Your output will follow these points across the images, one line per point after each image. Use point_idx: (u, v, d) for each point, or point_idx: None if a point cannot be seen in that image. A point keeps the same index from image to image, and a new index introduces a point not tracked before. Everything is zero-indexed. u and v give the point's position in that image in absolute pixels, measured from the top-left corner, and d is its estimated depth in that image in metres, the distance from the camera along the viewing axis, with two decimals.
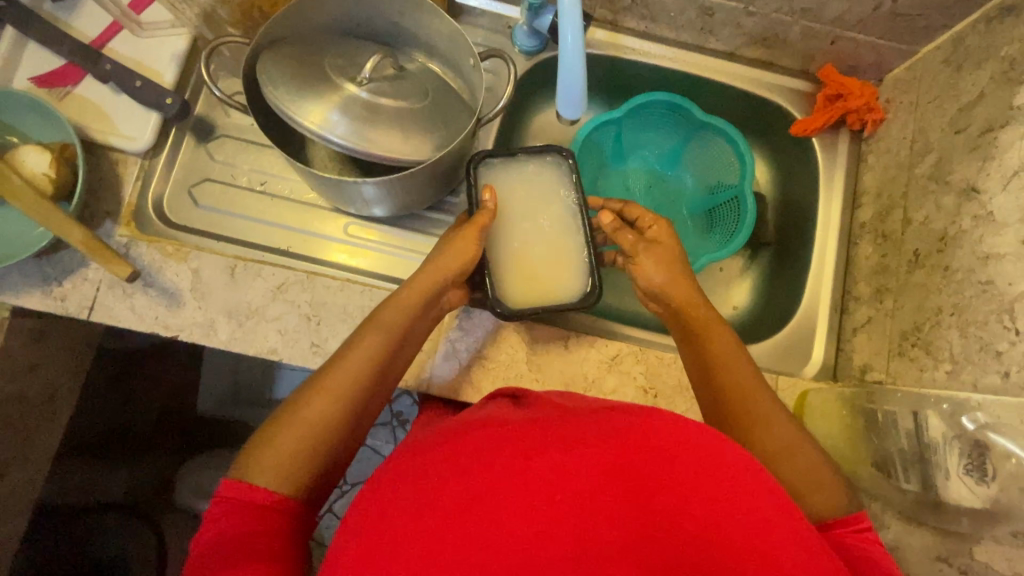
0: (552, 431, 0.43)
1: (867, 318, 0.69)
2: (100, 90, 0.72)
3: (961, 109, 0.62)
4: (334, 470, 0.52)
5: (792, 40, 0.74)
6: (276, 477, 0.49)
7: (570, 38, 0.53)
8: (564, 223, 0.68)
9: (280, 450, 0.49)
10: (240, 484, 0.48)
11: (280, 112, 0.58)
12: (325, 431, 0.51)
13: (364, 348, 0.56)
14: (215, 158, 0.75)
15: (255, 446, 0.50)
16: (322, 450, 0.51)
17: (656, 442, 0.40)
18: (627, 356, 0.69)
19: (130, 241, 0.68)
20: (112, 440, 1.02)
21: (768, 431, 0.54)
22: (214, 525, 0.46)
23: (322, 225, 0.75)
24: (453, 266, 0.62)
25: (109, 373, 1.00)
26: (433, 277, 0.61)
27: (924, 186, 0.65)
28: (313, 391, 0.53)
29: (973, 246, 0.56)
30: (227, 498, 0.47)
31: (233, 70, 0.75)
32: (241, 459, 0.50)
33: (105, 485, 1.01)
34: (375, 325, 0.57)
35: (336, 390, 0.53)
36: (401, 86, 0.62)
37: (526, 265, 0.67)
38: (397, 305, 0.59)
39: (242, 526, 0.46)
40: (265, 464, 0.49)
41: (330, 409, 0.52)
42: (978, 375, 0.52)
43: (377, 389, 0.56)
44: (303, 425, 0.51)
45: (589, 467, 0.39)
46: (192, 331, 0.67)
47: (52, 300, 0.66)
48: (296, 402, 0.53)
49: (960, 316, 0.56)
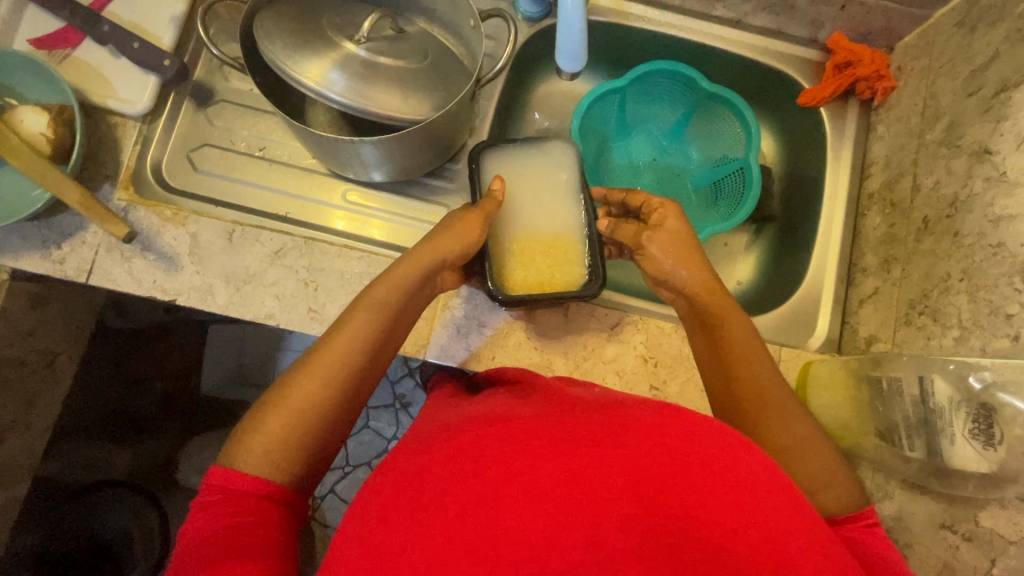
0: (560, 428, 0.41)
1: (873, 289, 0.68)
2: (99, 54, 0.71)
3: (974, 71, 0.60)
4: (333, 430, 0.52)
5: (801, 5, 0.72)
6: (268, 462, 0.48)
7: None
8: (569, 218, 0.68)
9: (271, 435, 0.49)
10: (236, 472, 0.47)
11: (279, 68, 0.58)
12: (316, 413, 0.50)
13: (356, 325, 0.54)
14: (215, 124, 0.74)
15: (245, 432, 0.50)
16: (313, 435, 0.50)
17: (668, 443, 0.38)
18: (628, 325, 0.69)
19: (129, 205, 0.67)
20: (115, 422, 1.02)
21: (774, 411, 0.53)
22: (209, 512, 0.46)
23: (322, 192, 0.74)
24: (452, 247, 0.60)
25: (114, 349, 1.01)
26: (433, 253, 0.59)
27: (935, 152, 0.63)
28: (304, 369, 0.52)
29: (984, 209, 0.55)
30: (220, 486, 0.47)
31: (232, 34, 0.75)
32: (232, 444, 0.50)
33: (110, 462, 1.02)
34: (368, 303, 0.55)
35: (326, 370, 0.52)
36: (401, 47, 0.60)
37: (529, 258, 0.67)
38: (390, 283, 0.57)
39: (238, 515, 0.45)
40: (256, 448, 0.48)
41: (319, 388, 0.51)
42: (987, 340, 0.51)
43: (377, 352, 0.55)
44: (293, 408, 0.50)
45: (599, 471, 0.37)
46: (190, 296, 0.67)
47: (51, 262, 0.66)
48: (286, 382, 0.52)
49: (970, 281, 0.54)
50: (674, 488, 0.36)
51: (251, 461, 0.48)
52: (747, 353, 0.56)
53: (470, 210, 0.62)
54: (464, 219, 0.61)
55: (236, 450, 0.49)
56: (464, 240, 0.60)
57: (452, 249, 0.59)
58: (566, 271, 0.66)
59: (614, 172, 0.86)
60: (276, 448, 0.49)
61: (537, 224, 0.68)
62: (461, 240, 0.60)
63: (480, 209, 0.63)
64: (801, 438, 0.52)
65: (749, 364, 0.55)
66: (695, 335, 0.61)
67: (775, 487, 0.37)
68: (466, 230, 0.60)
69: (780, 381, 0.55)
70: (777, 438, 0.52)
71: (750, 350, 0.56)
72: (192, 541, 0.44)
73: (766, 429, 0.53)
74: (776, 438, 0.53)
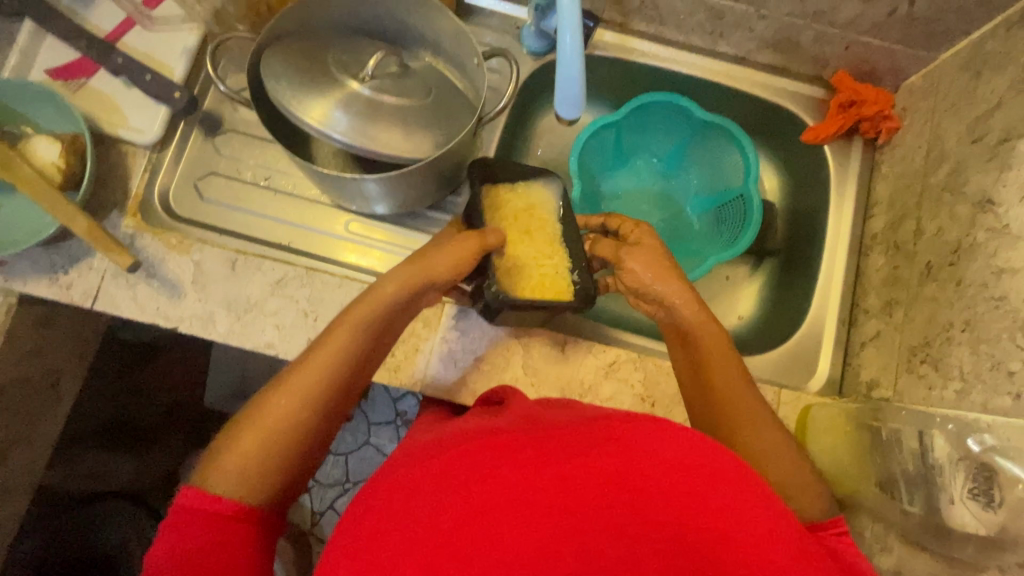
0: (548, 438, 0.41)
1: (876, 332, 0.67)
2: (112, 84, 0.73)
3: (978, 117, 0.60)
4: (307, 450, 0.52)
5: (805, 43, 0.72)
6: (240, 482, 0.48)
7: (570, 39, 0.50)
8: (555, 236, 0.68)
9: (244, 456, 0.49)
10: (200, 493, 0.47)
11: (284, 108, 0.58)
12: (289, 433, 0.50)
13: (336, 346, 0.54)
14: (222, 153, 0.75)
15: (217, 452, 0.49)
16: (288, 454, 0.50)
17: (665, 456, 0.38)
18: (626, 363, 0.68)
19: (135, 233, 0.69)
20: (118, 430, 1.03)
21: (753, 431, 0.53)
22: (172, 532, 0.46)
23: (322, 222, 0.74)
24: (444, 272, 0.59)
25: (120, 363, 1.02)
26: (421, 270, 0.58)
27: (938, 197, 0.63)
28: (283, 391, 0.51)
29: (987, 259, 0.54)
30: (187, 507, 0.46)
31: (242, 66, 0.76)
32: (201, 463, 0.50)
33: (112, 472, 1.03)
34: (348, 325, 0.55)
35: (299, 389, 0.51)
36: (404, 83, 0.62)
37: (517, 270, 0.65)
38: (373, 302, 0.56)
39: (208, 535, 0.45)
40: (230, 471, 0.48)
41: (297, 412, 0.51)
42: (988, 396, 0.50)
43: (353, 384, 0.55)
44: (265, 428, 0.50)
45: (587, 480, 0.37)
46: (192, 323, 0.68)
47: (58, 287, 0.67)
48: (259, 403, 0.51)
49: (972, 332, 0.53)
50: (672, 499, 0.36)
51: (223, 479, 0.48)
52: (726, 371, 0.56)
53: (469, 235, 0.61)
54: (459, 242, 0.60)
55: (209, 468, 0.49)
56: (458, 265, 0.60)
57: (443, 275, 0.59)
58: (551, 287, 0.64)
59: (614, 203, 0.86)
60: (248, 466, 0.49)
61: (524, 236, 0.67)
62: (453, 261, 0.59)
63: (481, 234, 0.62)
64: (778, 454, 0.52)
65: (728, 380, 0.56)
66: (676, 352, 0.62)
67: (763, 496, 0.37)
68: (455, 254, 0.59)
69: (757, 398, 0.55)
70: (758, 458, 0.52)
71: (725, 365, 0.56)
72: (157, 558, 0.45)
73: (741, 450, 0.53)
74: (754, 451, 0.52)
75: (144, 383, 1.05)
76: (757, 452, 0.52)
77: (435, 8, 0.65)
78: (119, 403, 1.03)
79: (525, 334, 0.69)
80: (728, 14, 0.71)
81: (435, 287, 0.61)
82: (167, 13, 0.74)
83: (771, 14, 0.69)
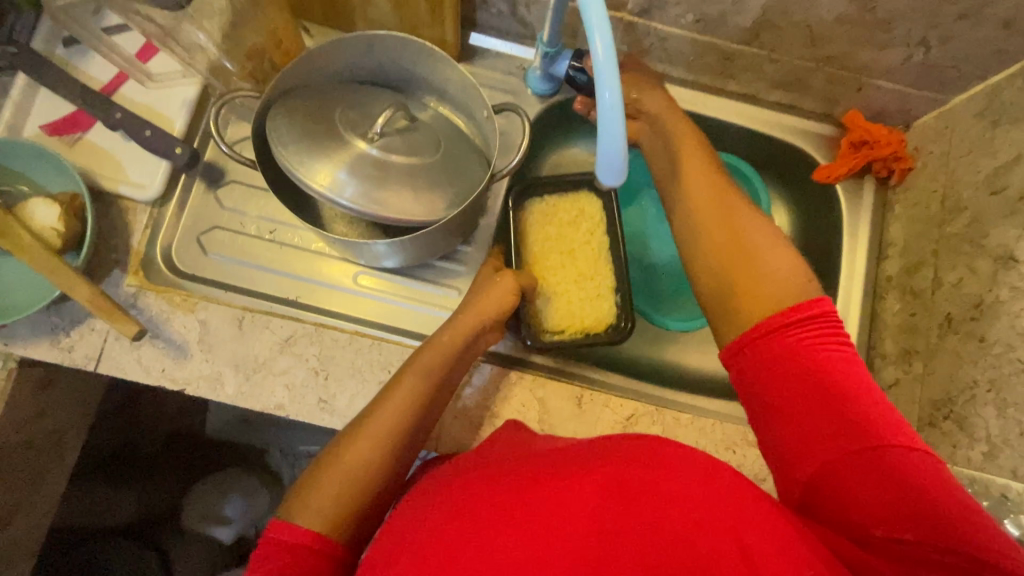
0: (581, 458, 0.46)
1: (894, 380, 0.66)
2: (111, 138, 0.71)
3: (997, 168, 0.60)
4: (381, 497, 0.52)
5: (817, 85, 0.71)
6: (325, 519, 0.49)
7: (609, 94, 0.43)
8: (598, 257, 0.77)
9: (330, 496, 0.49)
10: (289, 524, 0.48)
11: (289, 172, 0.57)
12: (366, 478, 0.51)
13: (407, 389, 0.56)
14: (224, 205, 0.73)
15: (301, 489, 0.50)
16: (366, 498, 0.51)
17: (637, 459, 0.44)
18: (643, 417, 0.67)
19: (138, 292, 0.67)
20: (122, 462, 0.97)
21: (760, 260, 0.53)
22: (265, 564, 0.46)
23: (330, 274, 0.73)
24: (492, 310, 0.64)
25: (114, 402, 0.95)
26: (476, 318, 0.62)
27: (956, 246, 0.62)
28: (362, 435, 0.52)
29: (1011, 318, 0.53)
30: (275, 539, 0.47)
31: (243, 115, 0.74)
32: (286, 500, 0.50)
33: (112, 512, 0.94)
34: (418, 369, 0.57)
35: (376, 435, 0.53)
36: (412, 140, 0.60)
37: (564, 295, 0.76)
38: (439, 348, 0.59)
39: (294, 567, 0.45)
40: (315, 508, 0.49)
41: (373, 454, 0.52)
42: (1017, 462, 0.49)
43: (419, 431, 0.56)
44: (345, 471, 0.50)
45: (612, 487, 0.42)
46: (199, 384, 0.66)
47: (59, 350, 0.65)
48: (339, 444, 0.52)
49: (998, 393, 0.53)
50: (651, 496, 0.41)
51: (307, 516, 0.48)
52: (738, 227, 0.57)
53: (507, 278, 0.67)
54: (501, 285, 0.66)
55: (293, 503, 0.49)
56: (503, 308, 0.65)
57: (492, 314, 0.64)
58: (598, 317, 0.75)
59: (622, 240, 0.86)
60: (331, 505, 0.49)
61: (569, 264, 0.77)
62: (500, 301, 0.65)
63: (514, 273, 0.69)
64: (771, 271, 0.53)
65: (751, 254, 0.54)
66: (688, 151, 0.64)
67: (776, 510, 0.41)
68: (502, 293, 0.65)
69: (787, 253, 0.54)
70: (750, 252, 0.54)
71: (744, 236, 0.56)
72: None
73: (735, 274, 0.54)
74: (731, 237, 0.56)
75: (148, 416, 1.01)
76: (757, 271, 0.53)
77: (442, 60, 0.64)
78: (118, 436, 0.98)
79: (541, 389, 0.68)
80: (739, 57, 0.70)
81: (490, 329, 0.64)
82: (164, 64, 0.73)
83: (784, 58, 0.68)
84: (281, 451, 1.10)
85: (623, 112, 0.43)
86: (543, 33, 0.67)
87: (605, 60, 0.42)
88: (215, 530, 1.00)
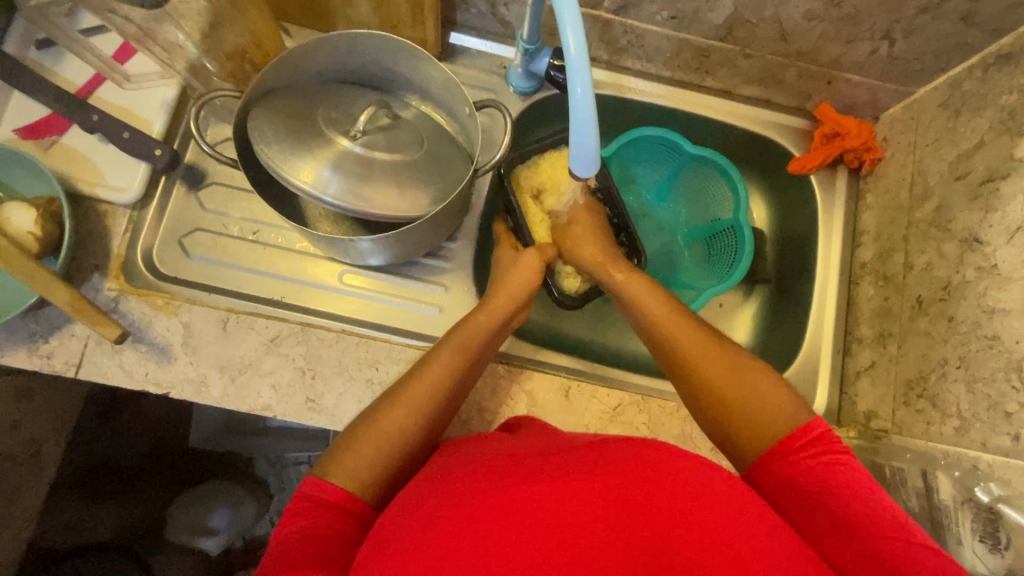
0: (596, 458, 0.46)
1: (870, 362, 0.68)
2: (88, 141, 0.70)
3: (960, 155, 0.62)
4: (409, 463, 0.54)
5: (789, 80, 0.73)
6: (358, 479, 0.50)
7: (581, 89, 0.44)
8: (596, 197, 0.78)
9: (366, 457, 0.51)
10: (326, 483, 0.49)
11: (272, 170, 0.57)
12: (402, 442, 0.53)
13: (445, 363, 0.58)
14: (207, 207, 0.73)
15: (337, 448, 0.52)
16: (397, 465, 0.53)
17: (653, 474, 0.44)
18: (630, 406, 0.68)
19: (119, 296, 0.66)
20: (101, 477, 0.93)
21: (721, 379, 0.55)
22: (302, 518, 0.47)
23: (316, 273, 0.73)
24: (521, 284, 0.68)
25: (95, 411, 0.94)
26: (508, 298, 0.66)
27: (925, 231, 0.65)
28: (400, 403, 0.54)
29: (977, 298, 0.56)
30: (307, 493, 0.49)
31: (223, 116, 0.74)
32: (321, 459, 0.52)
33: (95, 524, 0.89)
34: (453, 344, 0.60)
35: (416, 403, 0.55)
36: (395, 137, 0.60)
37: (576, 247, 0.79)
38: (474, 327, 0.62)
39: (322, 524, 0.47)
40: (351, 468, 0.50)
41: (409, 420, 0.54)
42: (986, 435, 0.52)
43: (452, 403, 0.58)
44: (385, 433, 0.52)
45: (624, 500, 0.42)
46: (184, 388, 0.65)
47: (38, 357, 0.64)
48: (379, 409, 0.54)
49: (967, 370, 0.55)
50: (654, 516, 0.41)
51: (341, 476, 0.50)
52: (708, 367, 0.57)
53: (530, 253, 0.70)
54: (527, 259, 0.69)
55: (329, 462, 0.51)
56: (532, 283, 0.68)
57: (521, 288, 0.67)
58: None
59: None
60: (366, 469, 0.51)
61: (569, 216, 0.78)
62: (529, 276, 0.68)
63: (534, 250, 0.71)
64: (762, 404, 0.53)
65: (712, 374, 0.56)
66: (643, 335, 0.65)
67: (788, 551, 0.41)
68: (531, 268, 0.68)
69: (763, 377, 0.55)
70: (732, 399, 0.54)
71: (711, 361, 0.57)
72: (282, 542, 0.46)
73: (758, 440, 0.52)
74: (719, 384, 0.55)
75: (125, 427, 0.97)
76: (744, 404, 0.53)
77: (424, 58, 0.64)
78: (98, 450, 0.95)
79: (529, 381, 0.68)
80: (713, 53, 0.72)
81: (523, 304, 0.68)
82: (142, 66, 0.72)
83: (757, 54, 0.70)
84: (268, 460, 1.08)
85: (594, 105, 0.45)
86: (522, 31, 0.68)
87: (576, 55, 0.43)
88: (201, 541, 0.97)
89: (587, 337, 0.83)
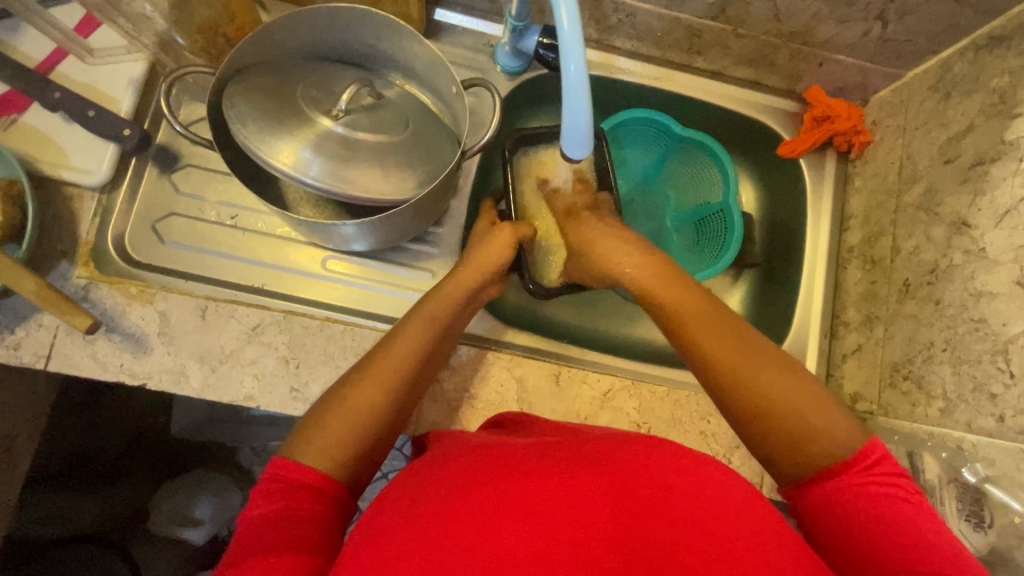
0: (584, 451, 0.46)
1: (857, 345, 0.69)
2: (51, 120, 0.66)
3: (950, 139, 0.62)
4: (380, 442, 0.52)
5: (780, 61, 0.73)
6: (330, 459, 0.48)
7: (575, 67, 0.42)
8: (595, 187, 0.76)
9: (337, 436, 0.49)
10: (296, 463, 0.48)
11: (250, 151, 0.54)
12: (373, 420, 0.51)
13: (412, 338, 0.57)
14: (181, 190, 0.70)
15: (306, 427, 0.50)
16: (369, 443, 0.51)
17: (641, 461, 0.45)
18: (620, 392, 0.68)
19: (89, 284, 0.63)
20: (82, 468, 0.90)
21: (745, 367, 0.52)
22: (273, 502, 0.46)
23: (296, 258, 0.70)
24: (491, 260, 0.66)
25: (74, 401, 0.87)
26: (476, 270, 0.64)
27: (913, 215, 0.65)
28: (369, 380, 0.53)
29: (965, 281, 0.57)
30: (280, 476, 0.47)
31: (197, 95, 0.70)
32: (290, 441, 0.50)
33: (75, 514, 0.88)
34: (421, 319, 0.58)
35: (384, 379, 0.53)
36: (379, 117, 0.58)
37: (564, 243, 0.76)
38: (443, 300, 0.61)
39: (294, 507, 0.45)
40: (321, 446, 0.49)
41: (380, 397, 0.52)
42: (972, 416, 0.53)
43: (421, 376, 0.57)
44: (353, 411, 0.51)
45: (615, 485, 0.42)
46: (162, 378, 0.63)
47: (3, 349, 0.61)
48: (348, 385, 0.53)
49: (953, 352, 0.56)
50: (644, 499, 0.42)
51: (310, 454, 0.48)
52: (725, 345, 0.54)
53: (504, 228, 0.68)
54: (499, 234, 0.67)
55: (298, 443, 0.49)
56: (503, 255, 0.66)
57: (491, 264, 0.65)
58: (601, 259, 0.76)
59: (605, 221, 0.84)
60: (335, 445, 0.49)
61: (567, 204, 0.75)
62: (501, 254, 0.66)
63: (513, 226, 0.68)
64: (778, 384, 0.51)
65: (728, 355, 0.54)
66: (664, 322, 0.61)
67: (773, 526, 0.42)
68: (504, 245, 0.66)
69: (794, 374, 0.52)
70: (760, 394, 0.51)
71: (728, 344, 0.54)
72: (254, 527, 0.45)
73: (781, 427, 0.49)
74: (735, 368, 0.53)
75: (102, 418, 0.91)
76: (767, 395, 0.51)
77: (408, 34, 0.62)
78: (77, 439, 0.89)
79: (519, 367, 0.68)
80: (706, 32, 0.70)
81: (492, 280, 0.66)
82: (107, 41, 0.68)
83: (750, 34, 0.69)
84: (252, 450, 1.04)
85: (588, 83, 0.43)
86: (511, 7, 0.66)
87: (570, 30, 0.41)
88: (186, 532, 0.96)
89: (575, 323, 0.82)
